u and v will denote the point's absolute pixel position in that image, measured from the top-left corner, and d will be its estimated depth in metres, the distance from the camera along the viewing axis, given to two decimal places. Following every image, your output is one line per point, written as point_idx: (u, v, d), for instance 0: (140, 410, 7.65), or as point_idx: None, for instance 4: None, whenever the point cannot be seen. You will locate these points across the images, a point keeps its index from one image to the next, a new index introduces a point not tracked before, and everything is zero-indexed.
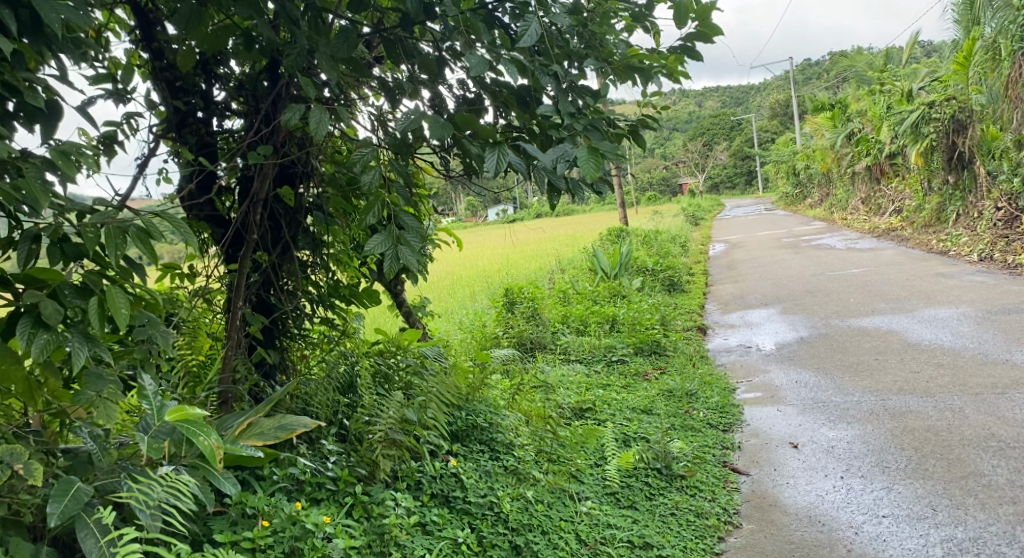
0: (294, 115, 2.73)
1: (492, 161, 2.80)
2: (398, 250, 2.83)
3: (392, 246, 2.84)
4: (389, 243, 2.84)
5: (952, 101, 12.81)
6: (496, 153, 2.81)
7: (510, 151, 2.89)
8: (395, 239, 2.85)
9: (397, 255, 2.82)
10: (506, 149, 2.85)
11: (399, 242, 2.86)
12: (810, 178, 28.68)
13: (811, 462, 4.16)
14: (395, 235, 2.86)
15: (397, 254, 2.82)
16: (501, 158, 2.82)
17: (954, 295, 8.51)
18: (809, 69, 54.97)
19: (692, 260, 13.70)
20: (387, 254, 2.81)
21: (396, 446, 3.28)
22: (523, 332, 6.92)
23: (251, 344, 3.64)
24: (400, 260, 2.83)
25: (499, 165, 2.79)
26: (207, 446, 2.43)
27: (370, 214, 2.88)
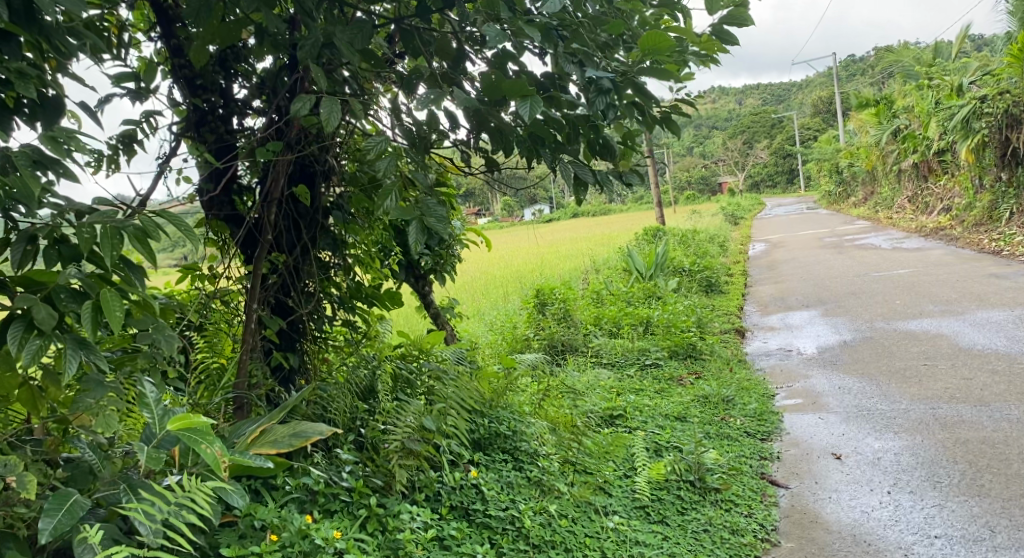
0: (305, 105, 2.65)
1: (526, 108, 2.70)
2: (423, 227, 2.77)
3: (415, 223, 2.76)
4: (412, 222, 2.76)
5: (1005, 96, 12.38)
6: (529, 102, 2.71)
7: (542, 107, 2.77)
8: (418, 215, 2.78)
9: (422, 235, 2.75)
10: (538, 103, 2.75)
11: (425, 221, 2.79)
12: (853, 178, 28.08)
13: (855, 476, 3.94)
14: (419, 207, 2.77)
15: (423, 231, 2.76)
16: (534, 107, 2.71)
17: (1008, 297, 8.14)
18: (853, 65, 53.93)
19: (731, 261, 13.41)
20: (412, 234, 2.74)
21: (414, 456, 3.15)
22: (554, 333, 6.76)
23: (268, 348, 3.53)
24: (428, 236, 2.76)
25: (532, 112, 2.69)
26: (209, 454, 2.30)
27: (387, 199, 2.75)
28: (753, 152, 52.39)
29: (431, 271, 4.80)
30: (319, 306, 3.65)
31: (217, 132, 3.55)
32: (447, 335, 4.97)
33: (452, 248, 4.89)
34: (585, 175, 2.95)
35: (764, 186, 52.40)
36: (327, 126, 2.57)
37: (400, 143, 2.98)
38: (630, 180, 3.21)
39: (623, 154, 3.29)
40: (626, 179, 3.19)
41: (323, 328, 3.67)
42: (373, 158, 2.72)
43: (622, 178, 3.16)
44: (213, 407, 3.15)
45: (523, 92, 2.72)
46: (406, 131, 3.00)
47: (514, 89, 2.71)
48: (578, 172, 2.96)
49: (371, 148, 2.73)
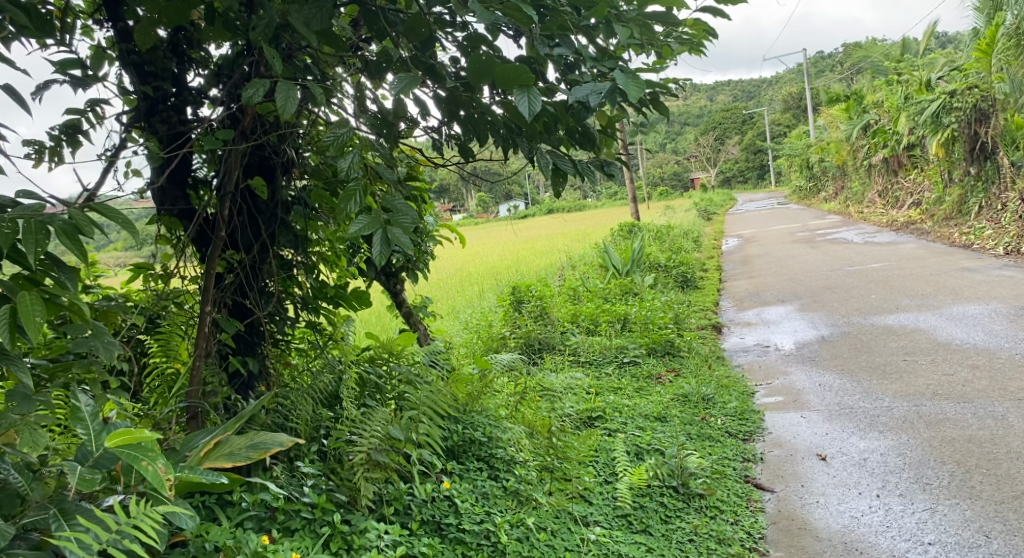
0: (257, 91, 2.43)
1: (525, 103, 2.46)
2: (390, 232, 2.50)
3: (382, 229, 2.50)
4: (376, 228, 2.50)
5: (973, 91, 12.37)
6: (526, 96, 2.48)
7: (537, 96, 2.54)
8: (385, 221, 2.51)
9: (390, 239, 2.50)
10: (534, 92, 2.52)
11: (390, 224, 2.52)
12: (823, 173, 28.23)
13: (842, 478, 3.80)
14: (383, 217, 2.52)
15: (389, 236, 2.50)
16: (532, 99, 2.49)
17: (982, 290, 8.09)
18: (822, 61, 54.34)
19: (706, 256, 13.34)
20: (377, 241, 2.47)
21: (381, 467, 2.96)
22: (530, 331, 6.59)
23: (224, 352, 3.31)
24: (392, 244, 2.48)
25: (533, 106, 2.46)
26: (152, 473, 2.10)
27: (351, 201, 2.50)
28: (725, 147, 52.62)
29: (402, 268, 4.59)
30: (280, 307, 3.44)
31: (170, 123, 3.30)
32: (419, 336, 4.76)
33: (424, 244, 4.69)
34: (566, 167, 2.77)
35: (736, 182, 52.71)
36: (283, 115, 2.35)
37: (365, 133, 2.74)
38: (611, 172, 3.03)
39: (604, 144, 3.12)
40: (606, 171, 3.01)
41: (284, 330, 3.46)
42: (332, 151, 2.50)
43: (603, 169, 2.98)
44: (164, 417, 2.94)
45: (520, 82, 2.48)
46: (370, 117, 2.74)
47: (508, 77, 2.48)
48: (558, 163, 2.78)
49: (330, 137, 2.51)
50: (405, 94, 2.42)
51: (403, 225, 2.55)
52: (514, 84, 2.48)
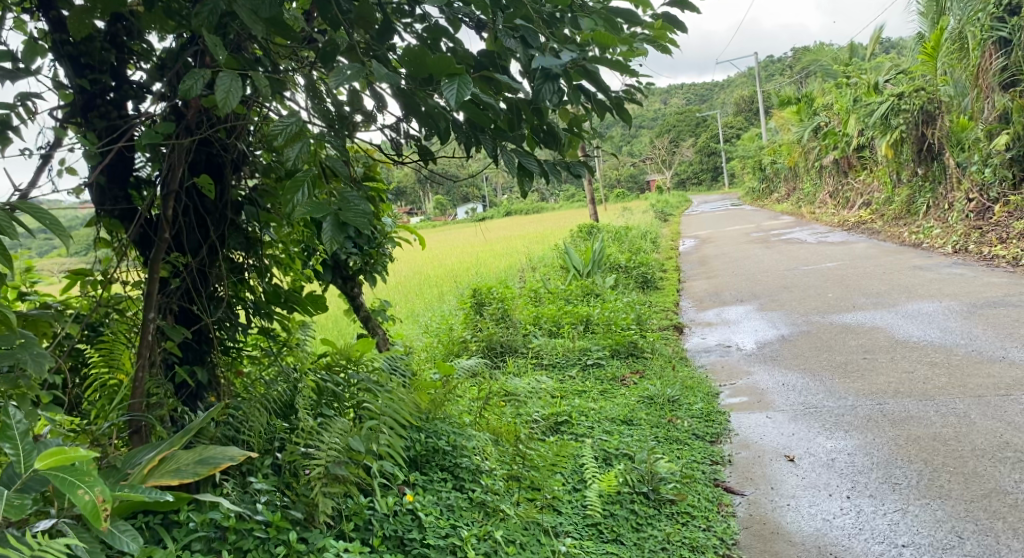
0: (197, 82, 2.26)
1: (453, 90, 2.31)
2: (340, 219, 2.34)
3: (331, 217, 2.34)
4: (324, 213, 2.34)
5: (920, 93, 12.55)
6: (457, 85, 2.33)
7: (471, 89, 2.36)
8: (335, 209, 2.35)
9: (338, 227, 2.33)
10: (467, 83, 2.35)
11: (342, 210, 2.36)
12: (776, 174, 28.59)
13: (812, 480, 3.74)
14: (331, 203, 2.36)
15: (339, 223, 2.33)
16: (461, 90, 2.33)
17: (935, 288, 8.19)
18: (772, 65, 55.17)
19: (664, 257, 13.35)
20: (326, 227, 2.31)
21: (340, 482, 2.79)
22: (492, 334, 6.45)
23: (171, 362, 3.12)
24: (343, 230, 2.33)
25: (458, 95, 2.31)
26: (86, 502, 1.92)
27: (298, 194, 2.37)
28: (679, 150, 53.13)
29: (360, 271, 4.43)
30: (230, 312, 3.27)
31: (112, 120, 3.10)
32: (378, 341, 4.59)
33: (382, 246, 4.54)
34: (531, 166, 2.66)
35: (691, 184, 53.26)
36: (226, 107, 2.16)
37: (317, 127, 2.54)
38: (577, 172, 2.91)
39: (570, 143, 3.02)
40: (572, 171, 2.89)
41: (235, 337, 3.29)
42: (280, 143, 2.29)
43: (569, 168, 2.88)
44: (105, 432, 2.75)
45: (451, 72, 2.37)
46: (321, 109, 2.54)
47: (441, 67, 2.36)
48: (522, 161, 2.68)
49: (276, 129, 2.29)
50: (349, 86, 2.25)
51: (357, 210, 2.37)
52: (445, 73, 2.37)
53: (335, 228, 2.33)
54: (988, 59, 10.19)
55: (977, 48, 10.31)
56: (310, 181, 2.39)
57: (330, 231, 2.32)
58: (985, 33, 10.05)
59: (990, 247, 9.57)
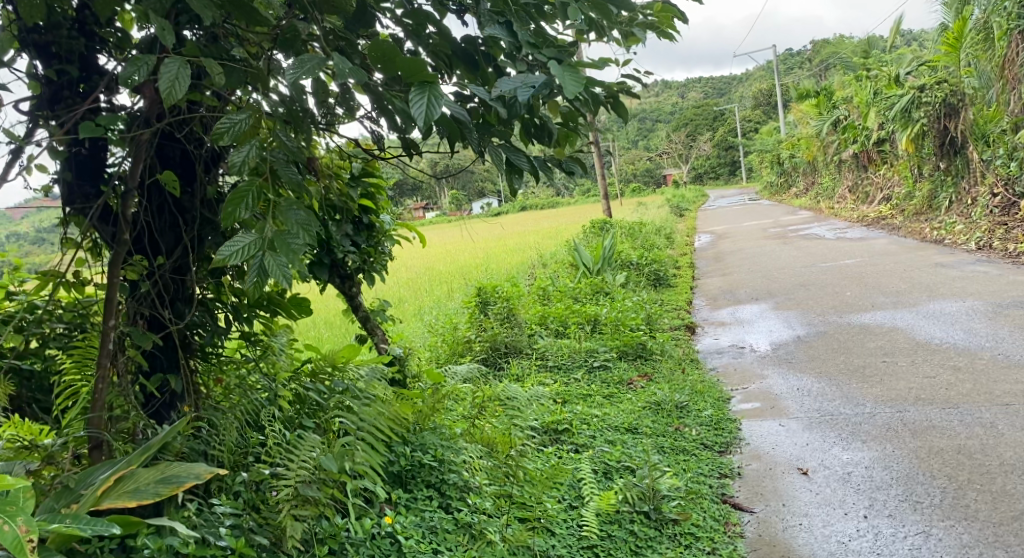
0: (141, 70, 2.07)
1: (422, 106, 2.04)
2: (268, 258, 2.01)
3: (259, 254, 2.02)
4: (257, 250, 2.02)
5: (943, 85, 12.20)
6: (426, 97, 2.07)
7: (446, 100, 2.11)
8: (267, 242, 2.03)
9: (265, 266, 2.00)
10: (439, 96, 2.09)
11: (273, 246, 2.04)
12: (794, 168, 28.18)
13: (826, 495, 3.51)
14: (268, 238, 2.04)
15: (265, 262, 2.01)
16: (431, 105, 2.06)
17: (957, 287, 7.89)
18: (790, 59, 54.54)
19: (678, 253, 13.08)
20: (250, 267, 1.99)
21: (311, 504, 2.63)
22: (496, 335, 6.22)
23: (140, 372, 2.93)
24: (267, 275, 2.00)
25: (427, 113, 2.04)
26: (7, 534, 1.74)
27: (241, 207, 2.02)
28: (696, 143, 52.62)
29: (358, 270, 4.18)
30: (206, 315, 3.06)
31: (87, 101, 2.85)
32: (377, 342, 4.30)
33: (380, 245, 4.33)
34: (520, 163, 2.50)
35: (708, 178, 52.81)
36: (170, 97, 1.96)
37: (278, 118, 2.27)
38: (569, 169, 2.74)
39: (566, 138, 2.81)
40: (564, 168, 2.72)
41: (215, 343, 3.08)
42: (227, 143, 2.04)
43: (562, 167, 2.70)
44: (59, 448, 2.61)
45: (422, 79, 2.10)
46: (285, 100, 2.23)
47: (410, 70, 2.08)
48: (510, 156, 2.51)
49: (223, 125, 2.03)
50: (304, 76, 2.01)
51: (292, 250, 2.04)
52: (416, 79, 2.10)
53: (262, 269, 2.00)
54: (1015, 49, 9.84)
55: (1003, 39, 9.97)
56: (255, 193, 2.05)
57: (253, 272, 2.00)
58: (1011, 22, 9.71)
59: (1015, 243, 9.24)
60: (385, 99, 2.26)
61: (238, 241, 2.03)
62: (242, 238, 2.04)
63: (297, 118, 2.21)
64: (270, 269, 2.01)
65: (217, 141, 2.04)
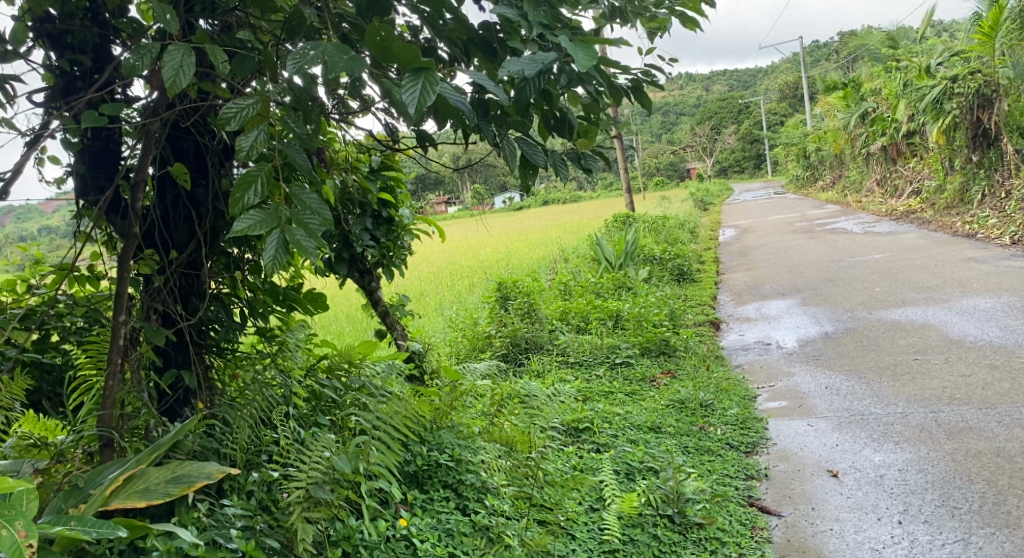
0: (145, 58, 2.01)
1: (415, 94, 1.92)
2: (287, 233, 1.92)
3: (276, 229, 1.92)
4: (272, 226, 1.92)
5: (976, 75, 11.89)
6: (421, 83, 1.94)
7: (443, 86, 1.99)
8: (283, 220, 1.94)
9: (284, 241, 1.91)
10: (434, 81, 1.96)
11: (291, 222, 1.95)
12: (821, 162, 27.81)
13: (857, 499, 3.39)
14: (283, 216, 1.94)
15: (285, 237, 1.92)
16: (428, 91, 1.93)
17: (991, 282, 7.67)
18: (818, 51, 53.82)
19: (702, 247, 12.93)
20: (269, 241, 1.90)
21: (324, 506, 2.57)
22: (517, 330, 6.13)
23: (153, 367, 2.87)
24: (289, 247, 1.92)
25: (423, 100, 1.92)
26: (5, 539, 1.71)
27: (250, 190, 1.95)
28: (721, 137, 52.15)
29: (376, 265, 4.09)
30: (220, 312, 2.97)
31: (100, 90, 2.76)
32: (395, 337, 4.19)
33: (400, 239, 4.25)
34: (534, 158, 2.39)
35: (732, 171, 52.35)
36: (173, 86, 1.88)
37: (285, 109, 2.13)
38: (588, 165, 2.63)
39: (586, 131, 2.70)
40: (582, 163, 2.62)
41: (229, 339, 3.00)
42: (233, 129, 1.97)
43: (580, 162, 2.60)
44: (69, 445, 2.55)
45: (417, 65, 1.96)
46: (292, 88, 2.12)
47: (406, 57, 1.95)
48: (526, 151, 2.40)
49: (230, 111, 1.98)
50: (307, 66, 1.93)
51: (309, 226, 1.96)
52: (411, 66, 1.97)
53: (281, 245, 1.91)
54: None
55: None
56: (266, 177, 1.98)
57: (272, 247, 1.90)
58: None
59: None
60: (387, 88, 2.12)
61: (253, 217, 1.92)
62: (258, 214, 1.93)
63: (307, 108, 2.09)
64: (290, 244, 1.92)
65: (223, 127, 1.99)
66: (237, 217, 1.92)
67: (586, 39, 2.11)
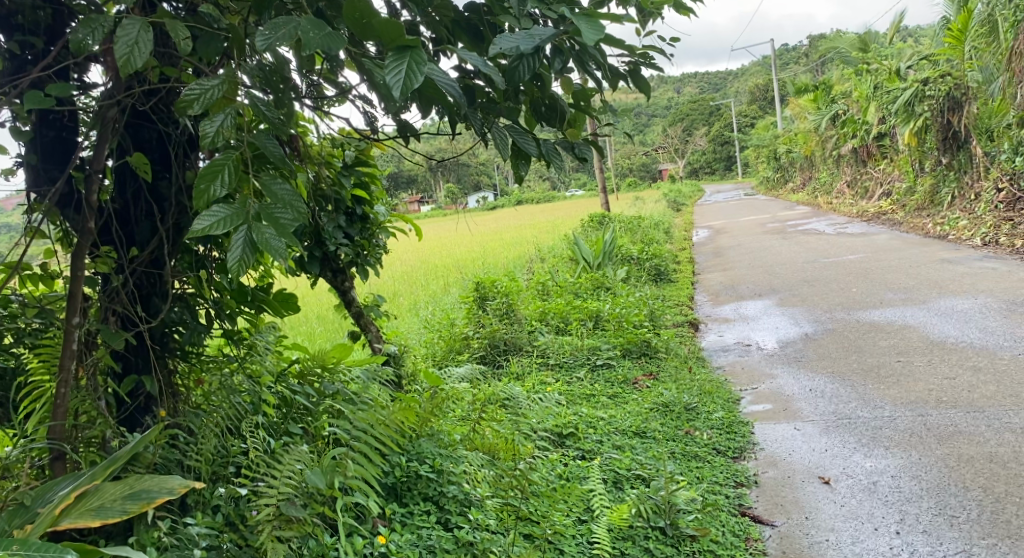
0: (95, 33, 1.82)
1: (399, 74, 1.76)
2: (255, 232, 1.74)
3: (244, 227, 1.75)
4: (239, 224, 1.75)
5: (946, 78, 11.95)
6: (407, 63, 1.78)
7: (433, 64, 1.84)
8: (251, 217, 1.76)
9: (253, 241, 1.74)
10: (419, 59, 1.79)
11: (260, 220, 1.77)
12: (790, 164, 28.00)
13: (852, 508, 3.27)
14: (251, 212, 1.76)
15: (253, 237, 1.74)
16: (412, 70, 1.77)
17: (967, 283, 7.67)
18: (786, 54, 54.30)
19: (678, 248, 12.86)
20: (234, 242, 1.72)
21: (296, 524, 2.40)
22: (495, 331, 5.97)
23: (113, 373, 2.66)
24: (257, 249, 1.74)
25: (399, 78, 1.76)
26: None
27: (216, 183, 1.76)
28: (692, 138, 52.39)
29: (351, 264, 3.90)
30: (185, 313, 2.76)
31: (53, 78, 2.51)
32: (371, 340, 4.01)
33: (375, 237, 4.06)
34: (527, 148, 2.24)
35: (703, 172, 52.67)
36: (129, 65, 1.70)
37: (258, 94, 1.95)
38: (583, 154, 2.47)
39: (576, 119, 2.56)
40: (579, 153, 2.46)
41: (195, 342, 2.79)
42: (197, 113, 1.78)
43: (575, 152, 2.45)
44: (17, 458, 2.33)
45: (400, 43, 1.81)
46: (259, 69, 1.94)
47: (389, 34, 1.80)
48: (518, 140, 2.25)
49: (192, 93, 1.78)
50: (278, 43, 1.75)
51: (280, 223, 1.77)
52: (394, 44, 1.81)
53: (248, 245, 1.74)
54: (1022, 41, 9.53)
55: (1010, 31, 9.68)
56: (234, 167, 1.79)
57: (239, 248, 1.73)
58: None
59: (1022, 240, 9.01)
60: (369, 69, 1.97)
61: (217, 214, 1.75)
62: (223, 210, 1.76)
63: (278, 87, 1.95)
64: (259, 245, 1.74)
65: (185, 111, 1.79)
66: (200, 213, 1.75)
67: (589, 13, 1.97)
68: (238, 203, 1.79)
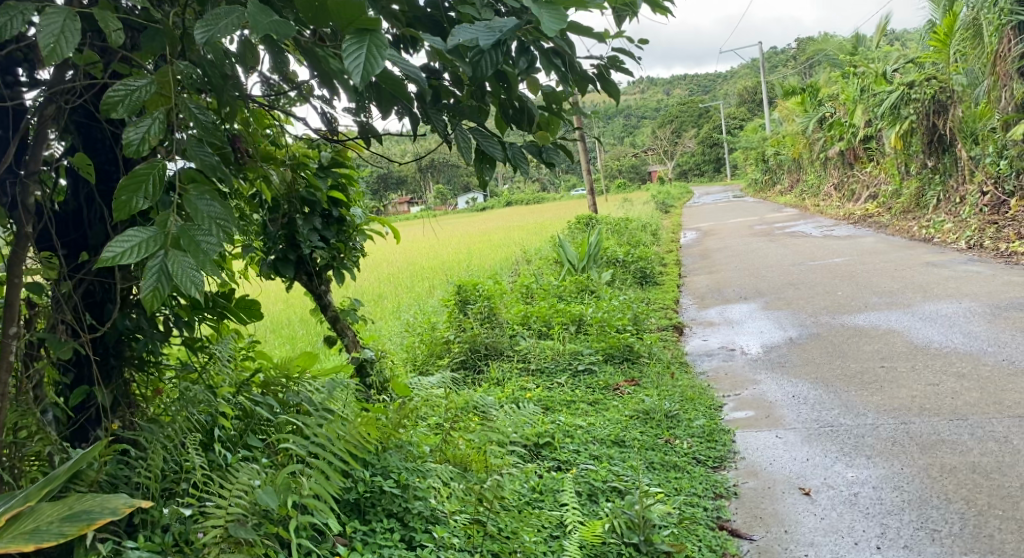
0: (17, 19, 1.70)
1: (358, 60, 1.65)
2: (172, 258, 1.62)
3: (161, 252, 1.64)
4: (158, 248, 1.64)
5: (931, 81, 11.92)
6: (365, 49, 1.67)
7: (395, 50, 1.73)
8: (170, 238, 1.65)
9: (167, 269, 1.62)
10: (379, 45, 1.68)
11: (180, 243, 1.65)
12: (778, 166, 28.01)
13: (831, 521, 3.18)
14: (172, 234, 1.65)
15: (167, 264, 1.62)
16: (370, 59, 1.66)
17: (952, 287, 7.62)
18: (775, 57, 54.44)
19: (664, 250, 12.78)
20: (149, 269, 1.61)
21: (245, 547, 2.29)
22: (475, 335, 5.86)
23: (61, 384, 2.54)
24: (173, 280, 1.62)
25: (360, 65, 1.65)
26: None
27: (139, 195, 1.66)
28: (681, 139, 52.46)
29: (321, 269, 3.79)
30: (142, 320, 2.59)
31: None
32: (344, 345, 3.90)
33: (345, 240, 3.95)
34: (491, 151, 2.15)
35: (692, 174, 52.72)
36: (52, 56, 1.59)
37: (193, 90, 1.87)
38: (551, 159, 2.42)
39: (548, 123, 2.44)
40: (545, 158, 2.40)
41: (151, 350, 2.64)
42: (122, 114, 1.69)
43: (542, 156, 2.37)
44: None
45: (360, 25, 1.67)
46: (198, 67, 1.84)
47: (345, 16, 1.66)
48: (481, 143, 2.16)
49: (117, 94, 1.69)
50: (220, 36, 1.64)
51: (200, 248, 1.65)
52: (351, 27, 1.68)
53: (163, 273, 1.62)
54: (1007, 44, 9.48)
55: (995, 34, 9.63)
56: (159, 175, 1.67)
57: (152, 277, 1.61)
58: (1004, 17, 9.32)
59: (1007, 243, 8.98)
60: (320, 58, 1.89)
61: (132, 238, 1.64)
62: (139, 234, 1.65)
63: (218, 83, 1.84)
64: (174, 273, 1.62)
65: (110, 113, 1.69)
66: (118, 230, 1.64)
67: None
68: (158, 224, 1.67)
